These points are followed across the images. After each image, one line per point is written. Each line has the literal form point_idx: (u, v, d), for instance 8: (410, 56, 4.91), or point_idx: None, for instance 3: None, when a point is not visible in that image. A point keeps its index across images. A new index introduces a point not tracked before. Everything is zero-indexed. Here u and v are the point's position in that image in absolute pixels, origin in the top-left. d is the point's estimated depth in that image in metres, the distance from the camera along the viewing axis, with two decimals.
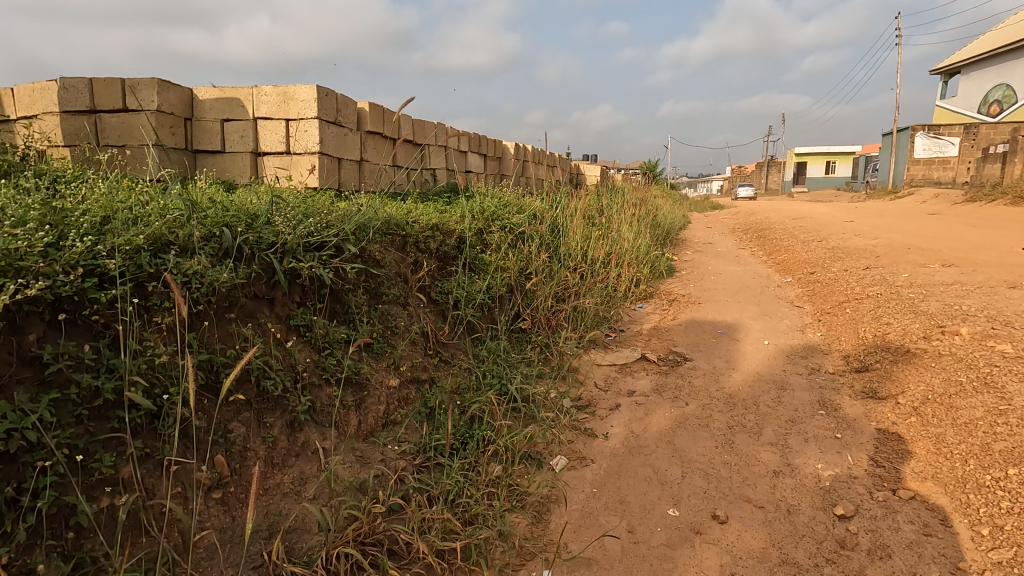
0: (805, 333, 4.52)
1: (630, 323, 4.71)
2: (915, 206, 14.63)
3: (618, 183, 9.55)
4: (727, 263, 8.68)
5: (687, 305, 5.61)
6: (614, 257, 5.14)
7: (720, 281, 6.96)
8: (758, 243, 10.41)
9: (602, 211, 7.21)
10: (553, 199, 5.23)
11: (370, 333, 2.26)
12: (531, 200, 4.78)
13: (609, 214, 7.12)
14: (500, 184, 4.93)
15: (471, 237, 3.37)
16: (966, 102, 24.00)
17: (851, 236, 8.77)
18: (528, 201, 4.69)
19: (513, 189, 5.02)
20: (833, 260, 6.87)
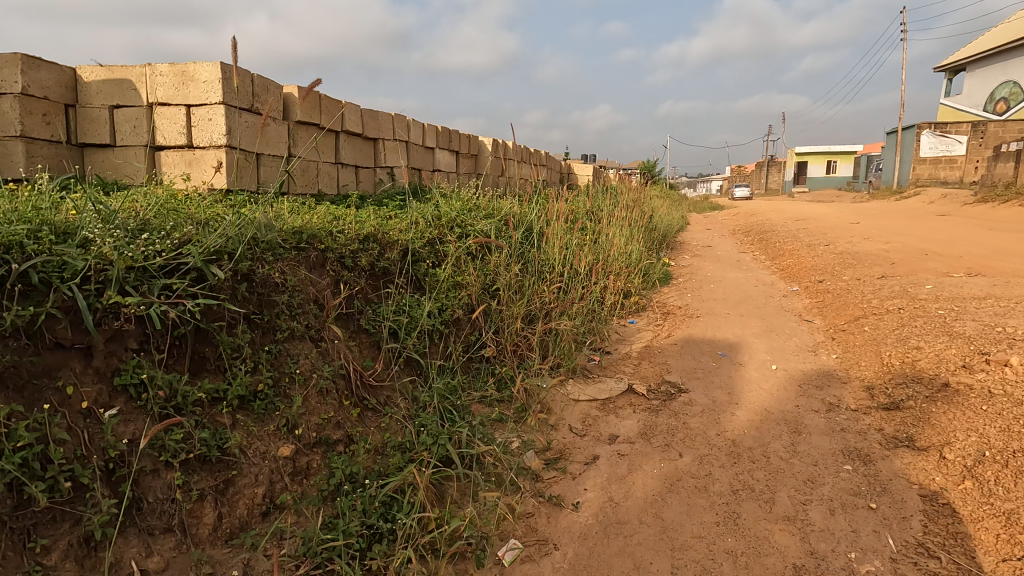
0: (818, 354, 3.96)
1: (617, 344, 4.13)
2: (922, 207, 14.06)
3: (611, 183, 8.96)
4: (727, 269, 8.10)
5: (684, 319, 5.03)
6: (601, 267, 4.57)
7: (720, 290, 6.39)
8: (761, 246, 9.84)
9: (592, 214, 6.63)
10: (533, 200, 4.66)
11: (251, 386, 1.69)
12: (506, 202, 4.20)
13: (599, 216, 6.53)
14: (471, 185, 4.35)
15: (419, 250, 2.81)
16: (971, 100, 23.46)
17: (861, 240, 8.21)
18: (501, 204, 4.11)
19: (486, 191, 4.44)
20: (844, 268, 6.31)
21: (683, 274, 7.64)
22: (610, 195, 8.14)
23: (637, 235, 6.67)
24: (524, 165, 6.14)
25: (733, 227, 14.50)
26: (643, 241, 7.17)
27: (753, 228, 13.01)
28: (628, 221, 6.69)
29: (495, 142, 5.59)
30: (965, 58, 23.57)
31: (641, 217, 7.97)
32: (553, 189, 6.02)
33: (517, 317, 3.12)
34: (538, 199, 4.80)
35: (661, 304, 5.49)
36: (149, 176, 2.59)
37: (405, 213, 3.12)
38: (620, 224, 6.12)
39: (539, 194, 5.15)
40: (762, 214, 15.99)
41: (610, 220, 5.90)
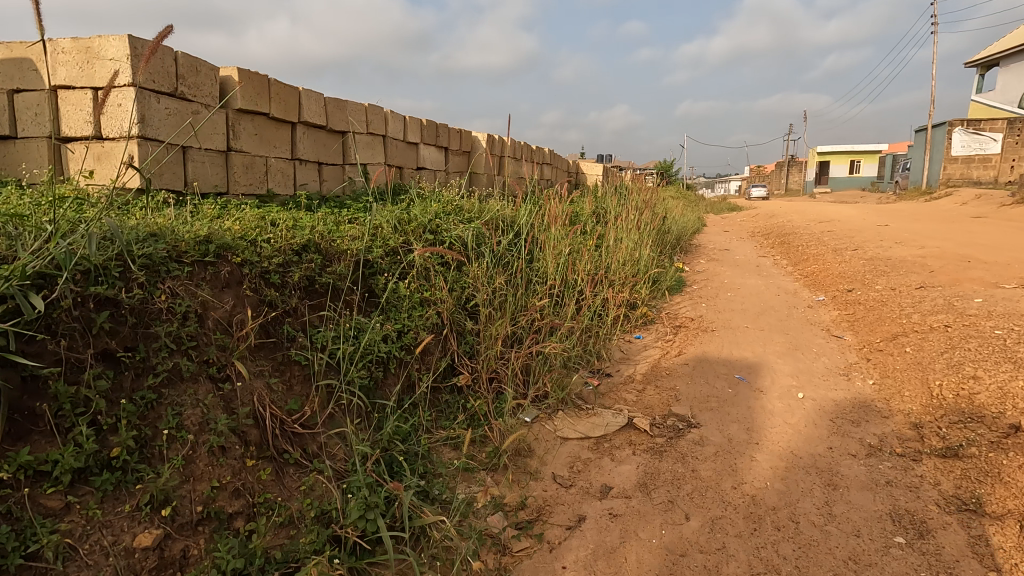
0: (851, 379, 3.44)
1: (620, 365, 3.65)
2: (954, 208, 13.31)
3: (622, 182, 8.46)
4: (746, 274, 7.55)
5: (697, 333, 4.53)
6: (603, 276, 4.11)
7: (738, 300, 5.85)
8: (782, 250, 9.27)
9: (599, 216, 6.15)
10: (529, 202, 4.20)
11: (96, 453, 1.28)
12: (495, 204, 3.74)
13: (607, 218, 6.05)
14: (459, 185, 3.91)
15: (376, 262, 2.38)
16: (1005, 97, 22.44)
17: (892, 244, 7.61)
18: (489, 206, 3.66)
19: (476, 191, 4.00)
20: (875, 276, 5.75)
21: (698, 280, 7.11)
22: (619, 195, 7.63)
23: (648, 239, 6.16)
24: (524, 162, 5.66)
25: (752, 228, 13.86)
26: (655, 245, 6.65)
27: (773, 230, 12.38)
28: (638, 223, 6.18)
29: (491, 137, 5.13)
30: (998, 53, 22.56)
31: (653, 219, 7.44)
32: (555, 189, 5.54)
33: (497, 340, 2.68)
34: (535, 200, 4.33)
35: (672, 316, 4.99)
36: (54, 173, 2.19)
37: (369, 216, 2.69)
38: (629, 227, 5.62)
39: (538, 194, 4.68)
40: (783, 215, 15.32)
41: (618, 223, 5.41)
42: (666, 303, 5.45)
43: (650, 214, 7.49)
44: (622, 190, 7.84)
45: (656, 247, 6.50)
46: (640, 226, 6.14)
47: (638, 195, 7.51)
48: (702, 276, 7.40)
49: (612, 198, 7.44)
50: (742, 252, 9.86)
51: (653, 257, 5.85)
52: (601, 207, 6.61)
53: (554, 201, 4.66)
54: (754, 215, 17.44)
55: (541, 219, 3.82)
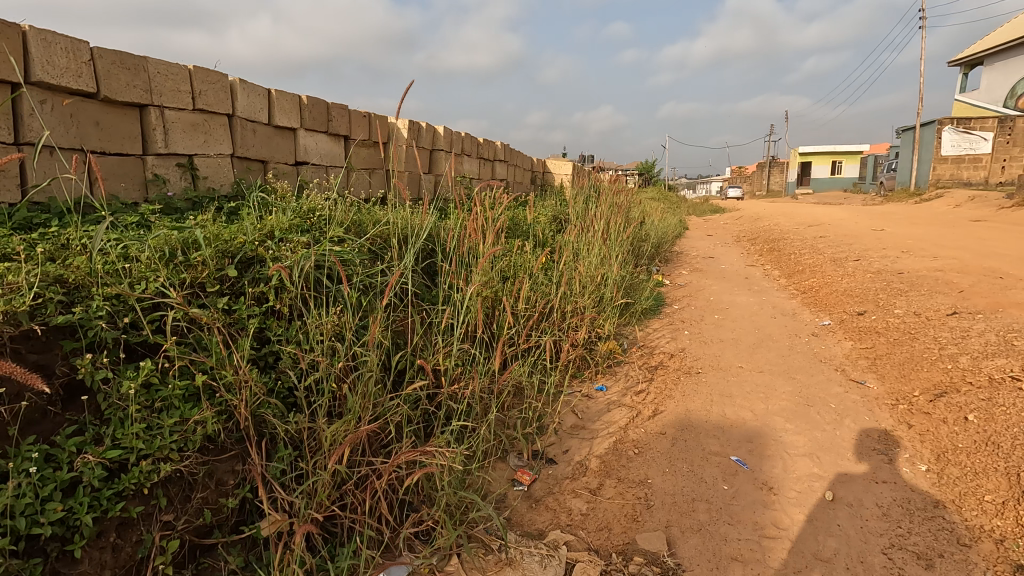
0: (895, 461, 2.45)
1: (571, 440, 2.62)
2: (948, 211, 12.60)
3: (594, 182, 7.44)
4: (734, 289, 6.59)
5: (678, 379, 3.51)
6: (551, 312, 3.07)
7: (729, 326, 4.86)
8: (772, 259, 8.36)
9: (563, 223, 5.12)
10: (454, 217, 3.14)
11: None
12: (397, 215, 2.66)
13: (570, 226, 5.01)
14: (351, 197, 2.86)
15: (85, 327, 1.32)
16: (989, 96, 21.99)
17: (898, 253, 6.71)
18: (386, 217, 2.57)
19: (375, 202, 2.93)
20: (891, 295, 4.80)
21: (680, 297, 6.12)
22: (589, 198, 6.58)
23: (622, 251, 5.11)
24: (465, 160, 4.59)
25: (737, 233, 12.97)
26: (628, 258, 5.62)
27: (759, 235, 11.49)
28: (609, 231, 5.13)
29: (419, 125, 4.04)
30: (982, 51, 22.10)
31: (628, 226, 6.41)
32: (503, 196, 4.49)
33: (341, 447, 1.61)
34: (457, 215, 3.28)
35: (649, 352, 3.97)
36: None
37: (127, 240, 1.60)
38: (595, 237, 4.56)
39: (467, 207, 3.64)
40: (770, 218, 14.49)
41: (581, 234, 4.35)
42: (641, 334, 4.43)
43: (624, 220, 6.45)
44: (593, 192, 6.80)
45: (630, 261, 5.47)
46: (612, 233, 5.08)
47: (610, 197, 6.47)
48: (686, 292, 6.40)
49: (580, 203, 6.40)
50: (728, 261, 8.91)
51: (626, 273, 4.80)
52: (564, 213, 5.56)
53: (489, 214, 3.61)
54: (738, 217, 16.61)
55: (464, 238, 2.75)
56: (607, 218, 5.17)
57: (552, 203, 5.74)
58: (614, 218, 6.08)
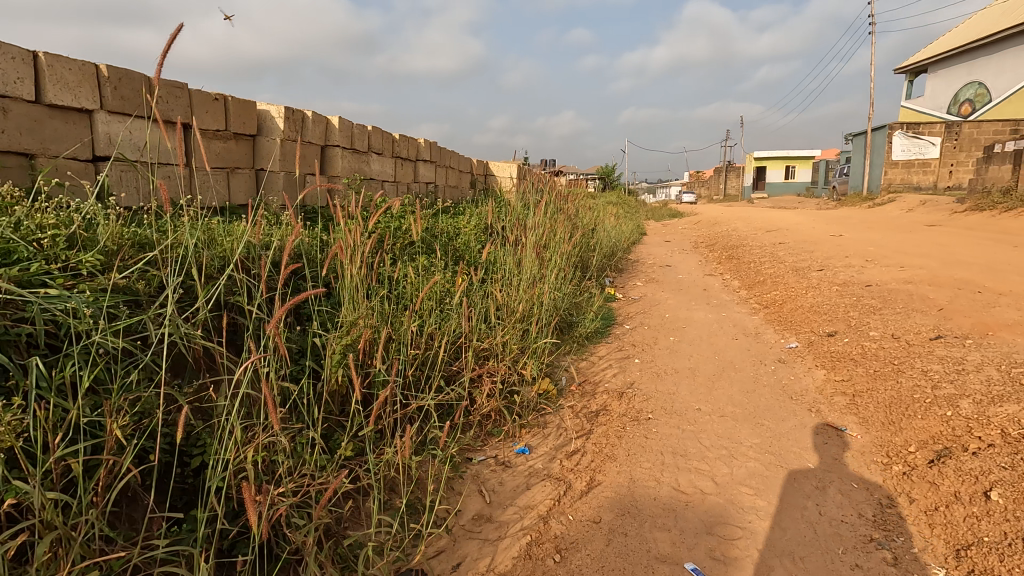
0: (903, 564, 1.82)
1: (467, 542, 1.90)
2: (902, 215, 12.52)
3: (538, 186, 6.76)
4: (691, 303, 6.02)
5: (623, 430, 2.84)
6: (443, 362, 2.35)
7: (685, 351, 4.24)
8: (731, 268, 7.88)
9: (494, 235, 4.40)
10: (317, 242, 2.38)
11: None
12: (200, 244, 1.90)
13: (501, 239, 4.31)
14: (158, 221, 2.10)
15: None
16: (934, 103, 22.58)
17: (862, 262, 6.28)
18: (178, 243, 1.79)
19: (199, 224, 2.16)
20: (862, 313, 4.27)
21: (634, 314, 5.50)
22: (530, 204, 5.86)
23: (559, 270, 4.41)
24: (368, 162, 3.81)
25: (695, 239, 12.58)
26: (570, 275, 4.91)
27: (718, 241, 11.09)
28: (541, 247, 4.43)
29: (301, 114, 3.20)
30: (925, 59, 22.67)
31: (573, 236, 5.71)
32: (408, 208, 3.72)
33: None
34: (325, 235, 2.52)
35: (590, 394, 3.29)
36: None
37: None
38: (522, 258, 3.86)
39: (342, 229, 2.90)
40: (727, 223, 14.22)
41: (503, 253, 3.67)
42: (583, 367, 3.76)
43: (569, 230, 5.75)
44: (536, 197, 6.11)
45: (571, 278, 4.78)
46: (544, 250, 4.39)
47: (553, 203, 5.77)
48: (639, 307, 5.79)
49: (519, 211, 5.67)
50: (685, 270, 8.40)
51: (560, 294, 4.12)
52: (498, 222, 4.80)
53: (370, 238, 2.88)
54: (697, 222, 16.33)
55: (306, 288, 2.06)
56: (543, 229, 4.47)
57: (483, 209, 4.97)
58: (555, 229, 5.38)
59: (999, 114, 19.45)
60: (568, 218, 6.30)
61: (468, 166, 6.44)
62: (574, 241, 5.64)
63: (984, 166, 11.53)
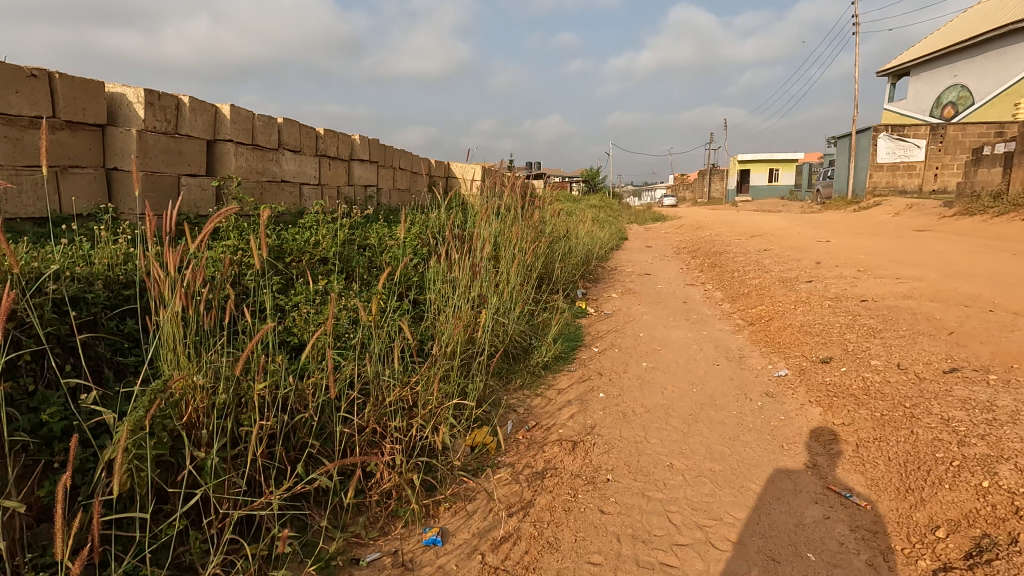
0: None
1: None
2: (889, 220, 12.14)
3: (502, 189, 6.16)
4: (669, 319, 5.45)
5: (573, 500, 2.25)
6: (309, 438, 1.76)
7: (659, 381, 3.65)
8: (713, 278, 7.35)
9: (435, 249, 3.78)
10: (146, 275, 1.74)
11: None
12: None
13: (442, 254, 3.70)
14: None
15: None
16: (917, 106, 22.43)
17: (854, 272, 5.78)
18: None
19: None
20: (860, 335, 3.73)
21: (604, 333, 4.91)
22: (488, 208, 5.21)
23: (502, 286, 3.82)
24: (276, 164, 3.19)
25: (678, 244, 12.08)
26: (526, 290, 4.27)
27: (700, 246, 10.58)
28: (484, 261, 3.81)
29: (174, 100, 2.54)
30: (908, 61, 22.53)
31: (535, 245, 5.08)
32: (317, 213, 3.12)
33: None
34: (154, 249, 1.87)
35: (538, 446, 2.69)
36: None
37: None
38: (454, 275, 3.28)
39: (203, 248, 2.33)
40: (711, 227, 13.75)
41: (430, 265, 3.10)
42: (535, 406, 3.16)
43: (532, 238, 5.11)
44: (496, 200, 5.48)
45: (524, 295, 4.17)
46: (487, 266, 3.78)
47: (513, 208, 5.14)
48: (612, 325, 5.20)
49: (474, 216, 5.02)
50: (665, 280, 7.85)
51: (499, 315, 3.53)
52: (445, 232, 4.18)
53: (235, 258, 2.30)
54: (679, 227, 15.86)
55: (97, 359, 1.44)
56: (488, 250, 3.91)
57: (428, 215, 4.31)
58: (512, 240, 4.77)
59: (982, 117, 19.30)
60: (534, 225, 5.68)
61: (424, 167, 5.81)
62: (535, 251, 5.02)
63: (973, 170, 11.19)
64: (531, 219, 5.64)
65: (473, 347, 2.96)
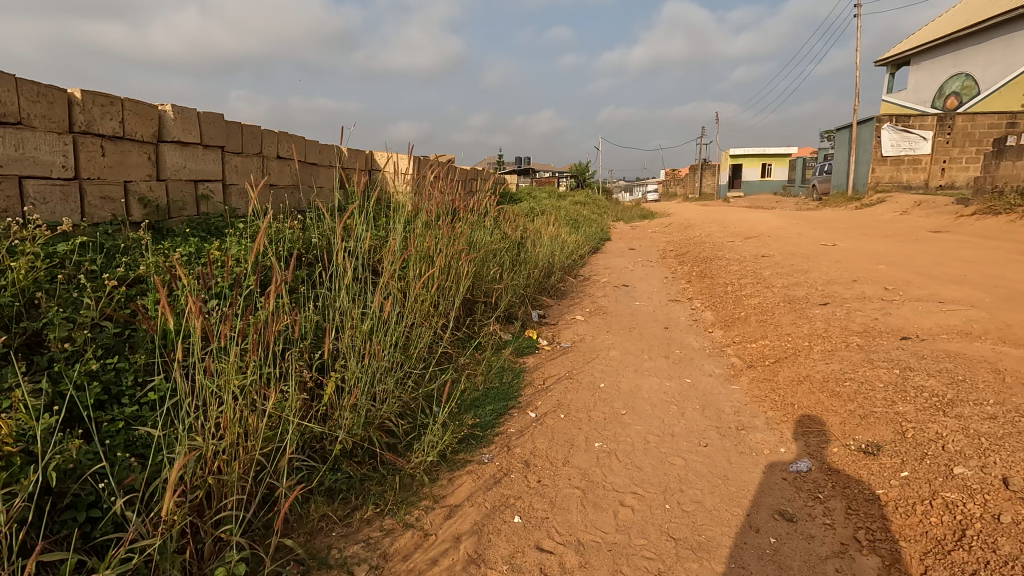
0: None
1: None
2: (898, 219, 10.92)
3: (433, 188, 4.83)
4: (643, 355, 4.14)
5: None
6: None
7: (613, 484, 2.36)
8: (701, 294, 6.07)
9: (269, 289, 2.46)
10: None
11: None
12: None
13: (277, 298, 2.40)
14: None
15: None
16: (918, 97, 21.28)
17: (881, 292, 4.52)
18: None
19: None
20: (920, 408, 2.48)
21: (552, 382, 3.59)
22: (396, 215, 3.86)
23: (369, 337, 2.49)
24: None
25: (663, 246, 10.76)
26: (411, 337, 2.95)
27: (688, 250, 9.28)
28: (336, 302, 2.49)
29: None
30: (909, 50, 21.36)
31: (458, 262, 3.74)
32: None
33: None
34: None
35: None
36: None
37: None
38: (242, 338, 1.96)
39: None
40: (701, 227, 12.45)
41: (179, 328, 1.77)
42: (394, 557, 1.84)
43: (452, 252, 3.76)
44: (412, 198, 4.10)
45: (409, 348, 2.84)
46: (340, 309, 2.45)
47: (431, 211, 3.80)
48: (566, 367, 3.89)
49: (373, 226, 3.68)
50: (644, 294, 6.55)
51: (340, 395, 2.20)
52: (297, 255, 2.85)
53: None
54: (666, 226, 14.58)
55: None
56: (349, 294, 2.60)
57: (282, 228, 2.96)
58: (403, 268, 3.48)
59: (989, 107, 18.17)
60: (467, 235, 4.31)
61: (326, 159, 4.43)
62: (455, 272, 3.69)
63: (994, 163, 10.01)
64: (462, 225, 4.28)
65: (247, 485, 1.65)
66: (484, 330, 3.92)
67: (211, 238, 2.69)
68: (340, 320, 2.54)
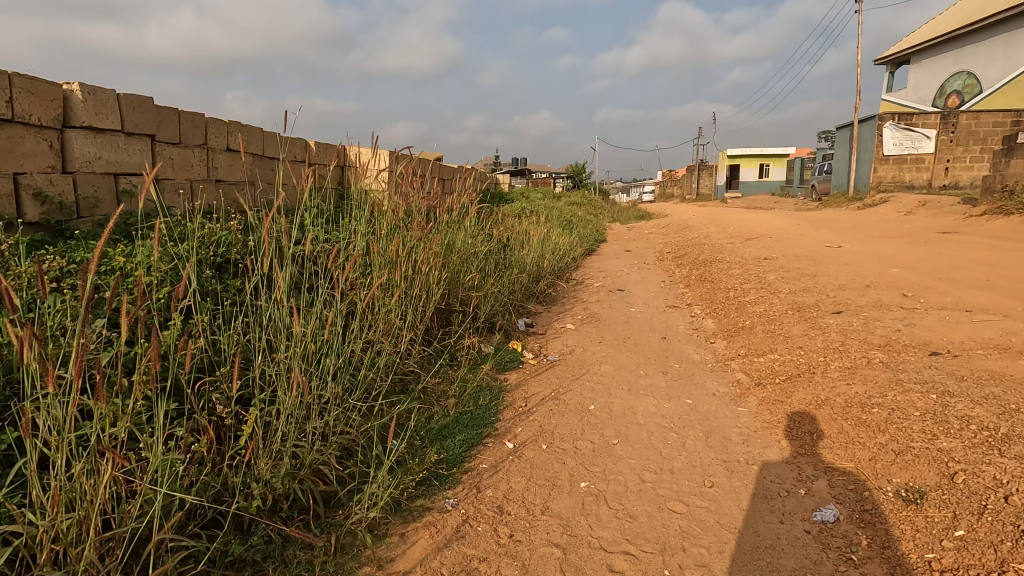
0: None
1: None
2: (903, 220, 10.55)
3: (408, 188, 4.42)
4: (639, 370, 3.73)
5: None
6: None
7: (602, 539, 1.95)
8: (701, 299, 5.66)
9: (185, 304, 2.05)
10: None
11: None
12: None
13: (193, 316, 1.99)
14: None
15: None
16: (918, 96, 20.97)
17: (900, 299, 4.12)
18: None
19: None
20: (969, 445, 2.08)
21: (534, 403, 3.17)
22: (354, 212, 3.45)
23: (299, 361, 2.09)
24: None
25: (660, 248, 10.35)
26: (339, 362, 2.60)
27: (686, 252, 8.86)
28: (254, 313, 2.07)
29: None
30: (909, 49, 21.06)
31: (425, 264, 3.32)
32: None
33: None
34: None
35: None
36: None
37: None
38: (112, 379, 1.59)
39: None
40: (699, 228, 12.05)
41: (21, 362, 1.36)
42: None
43: (416, 254, 3.35)
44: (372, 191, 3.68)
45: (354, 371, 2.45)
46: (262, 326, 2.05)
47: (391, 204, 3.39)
48: (552, 384, 3.47)
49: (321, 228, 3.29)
50: (640, 299, 6.14)
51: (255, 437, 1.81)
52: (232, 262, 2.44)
53: None
54: (664, 227, 14.18)
55: None
56: (286, 311, 2.18)
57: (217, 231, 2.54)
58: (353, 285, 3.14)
59: (991, 106, 17.85)
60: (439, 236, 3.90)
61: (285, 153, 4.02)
62: (419, 277, 3.28)
63: (1003, 161, 9.65)
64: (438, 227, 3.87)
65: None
66: (458, 344, 3.50)
67: (123, 242, 2.27)
68: (273, 341, 2.12)
